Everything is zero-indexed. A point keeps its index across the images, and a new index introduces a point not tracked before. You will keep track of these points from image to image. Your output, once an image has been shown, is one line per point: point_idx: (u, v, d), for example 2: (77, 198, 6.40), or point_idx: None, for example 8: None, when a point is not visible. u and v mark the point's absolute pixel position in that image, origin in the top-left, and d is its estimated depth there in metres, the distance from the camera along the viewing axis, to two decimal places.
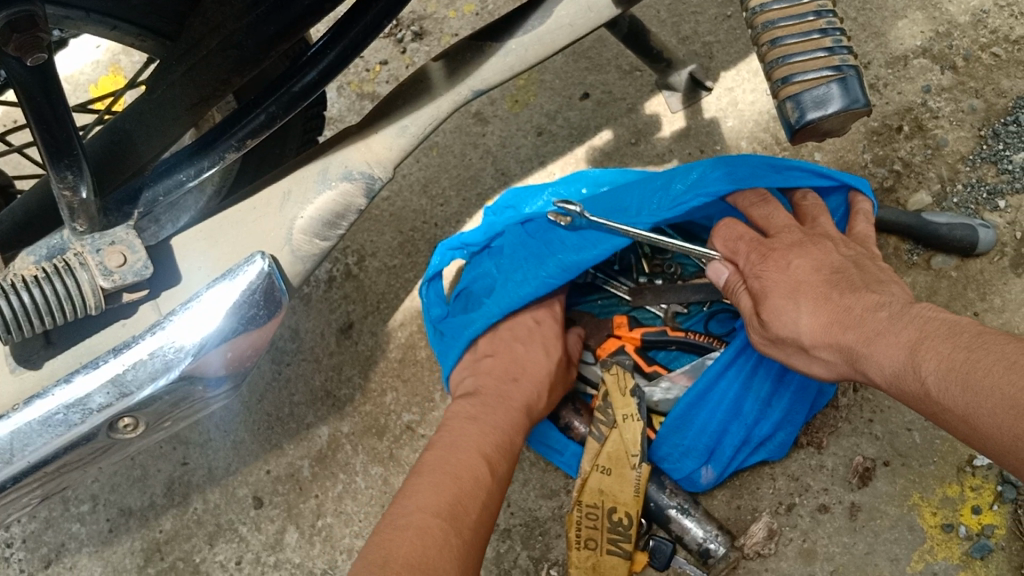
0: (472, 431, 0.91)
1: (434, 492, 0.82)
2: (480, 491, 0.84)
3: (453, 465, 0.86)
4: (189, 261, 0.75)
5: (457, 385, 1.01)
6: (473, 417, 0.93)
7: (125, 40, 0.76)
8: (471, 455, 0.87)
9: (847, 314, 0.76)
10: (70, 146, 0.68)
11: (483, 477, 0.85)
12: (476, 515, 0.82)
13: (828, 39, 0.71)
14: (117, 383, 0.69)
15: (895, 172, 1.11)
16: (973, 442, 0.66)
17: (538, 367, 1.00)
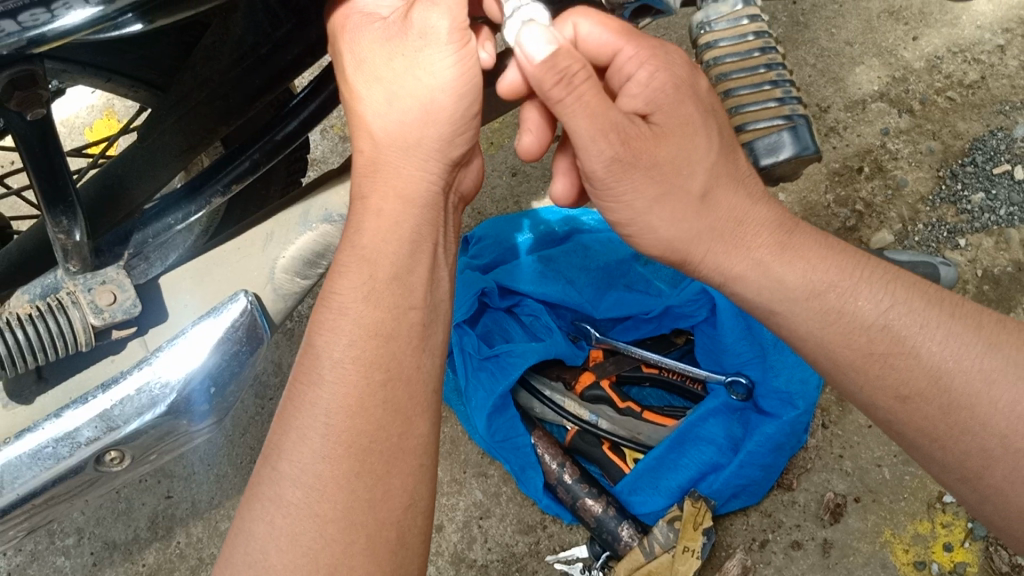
0: (377, 147, 0.70)
1: (360, 314, 0.66)
2: (421, 347, 0.67)
3: (394, 295, 0.67)
4: (177, 299, 0.80)
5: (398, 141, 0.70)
6: (390, 189, 0.70)
7: (120, 90, 0.84)
8: (393, 285, 0.67)
9: (720, 237, 0.69)
10: (65, 193, 0.67)
11: (426, 270, 0.69)
12: (418, 375, 0.66)
13: (778, 89, 0.74)
14: (105, 418, 0.75)
15: (857, 212, 1.21)
16: (914, 435, 0.64)
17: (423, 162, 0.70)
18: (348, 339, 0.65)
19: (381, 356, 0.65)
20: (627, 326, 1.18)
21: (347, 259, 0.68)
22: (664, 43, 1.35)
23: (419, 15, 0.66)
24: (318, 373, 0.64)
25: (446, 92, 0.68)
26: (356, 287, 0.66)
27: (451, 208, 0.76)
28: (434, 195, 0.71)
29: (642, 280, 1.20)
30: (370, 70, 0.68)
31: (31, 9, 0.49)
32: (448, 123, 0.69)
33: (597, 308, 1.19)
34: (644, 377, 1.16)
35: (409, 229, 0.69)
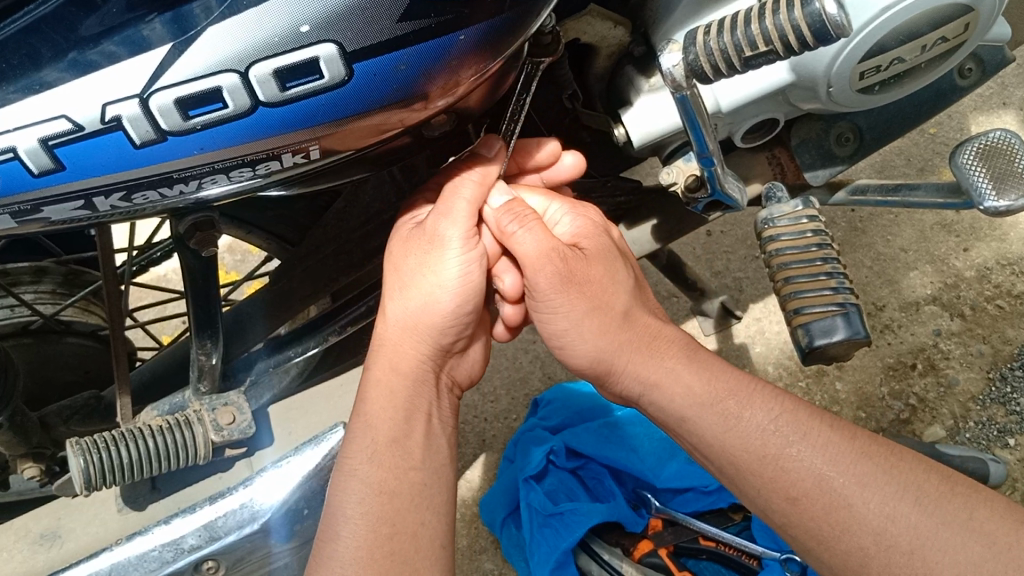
0: (386, 327, 0.81)
1: (365, 475, 0.77)
2: (425, 504, 0.77)
3: (394, 459, 0.78)
4: (281, 428, 0.92)
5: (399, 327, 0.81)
6: (387, 363, 0.81)
7: (254, 240, 0.97)
8: (392, 450, 0.78)
9: (638, 358, 0.75)
10: (212, 321, 0.79)
11: (421, 434, 0.80)
12: (423, 530, 0.75)
13: (833, 279, 0.83)
14: (208, 528, 0.84)
15: (910, 405, 1.28)
16: (804, 535, 0.68)
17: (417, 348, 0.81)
18: (358, 497, 0.76)
19: (387, 512, 0.75)
20: (687, 498, 1.24)
21: (355, 427, 0.80)
22: (731, 237, 1.45)
23: (435, 226, 0.78)
24: (335, 530, 0.76)
25: (447, 292, 0.79)
26: (362, 452, 0.78)
27: (444, 386, 0.85)
28: (424, 373, 0.82)
29: (703, 453, 1.26)
30: (393, 265, 0.79)
31: (239, 168, 0.59)
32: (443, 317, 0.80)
33: (659, 477, 1.25)
34: (701, 549, 1.19)
35: (402, 399, 0.80)
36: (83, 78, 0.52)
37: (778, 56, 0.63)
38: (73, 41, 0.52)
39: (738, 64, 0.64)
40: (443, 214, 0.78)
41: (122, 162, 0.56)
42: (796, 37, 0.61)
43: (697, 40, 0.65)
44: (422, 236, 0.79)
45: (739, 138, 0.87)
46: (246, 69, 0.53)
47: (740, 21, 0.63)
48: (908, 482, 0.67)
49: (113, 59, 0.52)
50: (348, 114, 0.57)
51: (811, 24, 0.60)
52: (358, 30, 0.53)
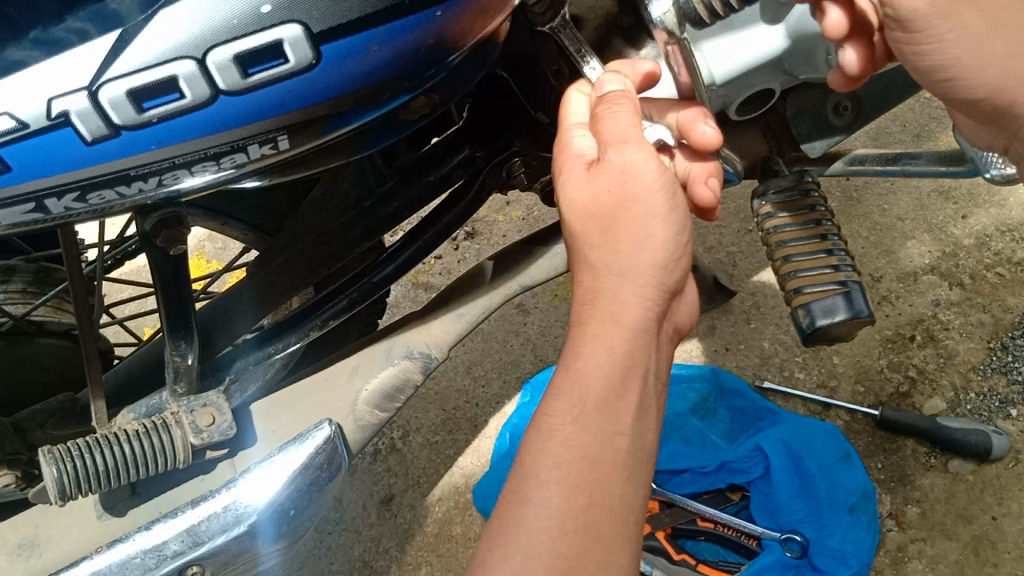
0: (596, 276, 0.67)
1: (567, 437, 0.62)
2: (629, 478, 0.62)
3: (604, 424, 0.62)
4: (262, 427, 0.86)
5: (603, 272, 0.66)
6: (606, 314, 0.65)
7: (232, 232, 0.93)
8: (602, 411, 0.62)
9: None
10: (186, 321, 0.76)
11: (637, 396, 0.64)
12: (624, 503, 0.61)
13: (834, 257, 0.79)
14: (191, 532, 0.80)
15: (910, 378, 1.26)
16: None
17: (631, 291, 0.65)
18: (556, 460, 0.61)
19: (585, 481, 0.60)
20: (684, 479, 1.20)
21: (560, 381, 0.64)
22: (723, 212, 1.42)
23: (617, 155, 0.66)
24: (522, 493, 0.61)
25: (657, 217, 0.66)
26: (567, 409, 0.62)
27: (665, 337, 0.70)
28: (650, 321, 0.65)
29: (699, 434, 1.24)
30: (582, 205, 0.67)
31: (201, 162, 0.55)
32: (661, 253, 0.65)
33: (653, 459, 1.22)
34: (700, 530, 1.16)
35: (625, 352, 0.64)
36: (46, 59, 0.47)
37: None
38: (36, 17, 0.47)
39: None
40: (627, 141, 0.66)
41: (73, 161, 0.52)
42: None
43: (697, 2, 0.62)
44: (607, 168, 0.67)
45: (733, 109, 0.83)
46: (204, 55, 0.48)
47: None
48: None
49: (85, 37, 0.47)
50: (317, 100, 0.53)
51: None
52: (325, 10, 0.49)
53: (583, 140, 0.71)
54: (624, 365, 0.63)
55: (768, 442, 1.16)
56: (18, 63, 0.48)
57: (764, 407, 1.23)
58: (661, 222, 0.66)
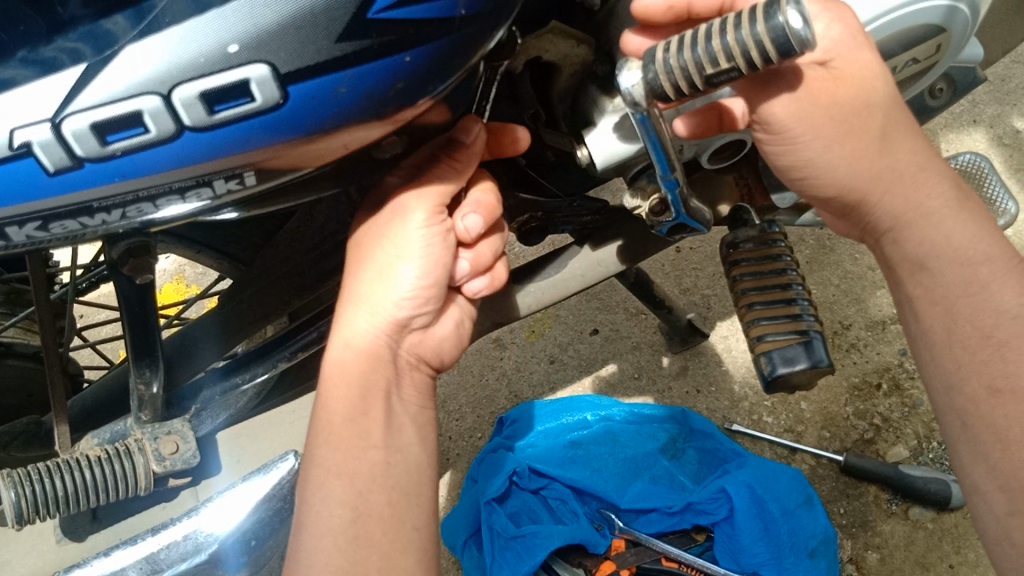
0: (340, 306, 0.74)
1: (323, 459, 0.71)
2: (399, 495, 0.71)
3: (354, 439, 0.71)
4: (227, 456, 0.87)
5: (353, 304, 0.73)
6: (339, 340, 0.73)
7: (208, 261, 0.93)
8: (347, 427, 0.71)
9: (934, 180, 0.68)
10: (151, 348, 0.76)
11: (382, 413, 0.73)
12: (396, 520, 0.70)
13: (797, 305, 0.81)
14: (150, 560, 0.79)
15: (875, 425, 1.27)
16: (980, 427, 0.65)
17: (352, 322, 0.73)
18: (320, 484, 0.70)
19: (349, 495, 0.69)
20: (650, 518, 1.20)
21: (315, 413, 0.73)
22: (699, 254, 1.44)
23: (397, 197, 0.71)
24: (300, 517, 0.70)
25: (400, 255, 0.71)
26: (319, 436, 0.72)
27: (407, 366, 0.76)
28: (378, 348, 0.73)
29: (667, 474, 1.24)
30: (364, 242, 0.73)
31: (166, 196, 0.57)
32: (384, 284, 0.72)
33: (622, 498, 1.22)
34: (665, 570, 1.15)
35: (359, 376, 0.72)
36: (35, 80, 0.49)
37: (741, 73, 0.61)
38: (25, 39, 0.50)
39: (699, 83, 0.62)
40: (412, 186, 0.71)
41: (37, 190, 0.53)
42: (760, 54, 0.58)
43: (657, 57, 0.62)
44: (385, 208, 0.72)
45: (706, 158, 0.84)
46: (169, 91, 0.50)
47: (700, 37, 0.61)
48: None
49: (77, 55, 0.50)
50: (285, 138, 0.54)
51: (775, 39, 0.58)
52: (292, 51, 0.50)
53: None
54: (348, 384, 0.72)
55: (731, 485, 1.17)
56: (5, 82, 0.50)
57: (733, 449, 1.23)
58: (407, 259, 0.71)
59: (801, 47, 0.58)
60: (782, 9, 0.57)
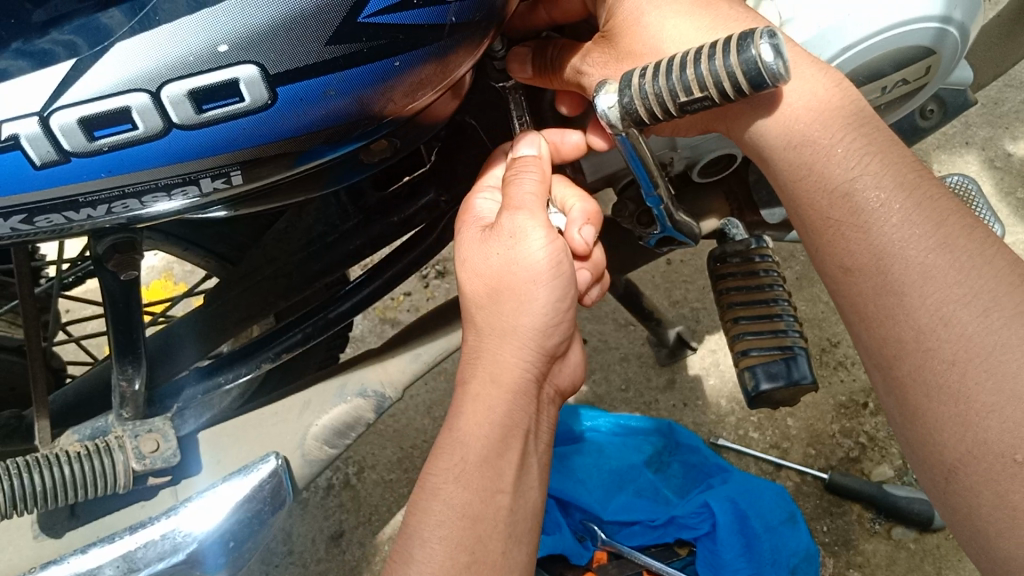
0: (480, 338, 0.73)
1: (448, 496, 0.68)
2: (512, 538, 0.68)
3: (484, 480, 0.68)
4: (208, 457, 0.85)
5: (487, 334, 0.73)
6: (486, 374, 0.72)
7: (194, 258, 0.93)
8: (483, 469, 0.68)
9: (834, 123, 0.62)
10: (134, 347, 0.77)
11: (517, 453, 0.70)
12: (505, 560, 0.67)
13: (782, 321, 0.81)
14: (127, 559, 0.78)
15: (860, 443, 1.27)
16: (848, 307, 0.62)
17: (503, 356, 0.72)
18: (438, 520, 0.67)
19: (467, 539, 0.66)
20: (633, 531, 1.20)
21: (442, 441, 0.71)
22: (690, 267, 1.44)
23: (505, 220, 0.71)
24: (408, 552, 0.67)
25: (539, 284, 0.71)
26: (448, 469, 0.69)
27: (545, 398, 0.76)
28: (527, 382, 0.72)
29: (652, 488, 1.24)
30: (477, 268, 0.73)
31: (153, 193, 0.56)
32: (539, 316, 0.72)
33: (605, 509, 1.21)
34: None
35: (503, 413, 0.70)
36: (29, 72, 0.48)
37: (715, 103, 0.59)
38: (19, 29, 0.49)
39: (674, 110, 0.60)
40: (517, 207, 0.71)
41: (22, 183, 0.52)
42: (732, 85, 0.57)
43: (632, 83, 0.61)
44: (499, 232, 0.72)
45: (695, 170, 0.84)
46: (158, 89, 0.49)
47: (675, 66, 0.59)
48: (1006, 269, 0.58)
49: (72, 49, 0.48)
50: (272, 138, 0.54)
51: (746, 70, 0.56)
52: (282, 52, 0.50)
53: (487, 203, 0.76)
54: (513, 419, 0.71)
55: (714, 499, 1.17)
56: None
57: (717, 464, 1.23)
58: (544, 287, 0.71)
59: (773, 81, 0.56)
60: (754, 41, 0.56)
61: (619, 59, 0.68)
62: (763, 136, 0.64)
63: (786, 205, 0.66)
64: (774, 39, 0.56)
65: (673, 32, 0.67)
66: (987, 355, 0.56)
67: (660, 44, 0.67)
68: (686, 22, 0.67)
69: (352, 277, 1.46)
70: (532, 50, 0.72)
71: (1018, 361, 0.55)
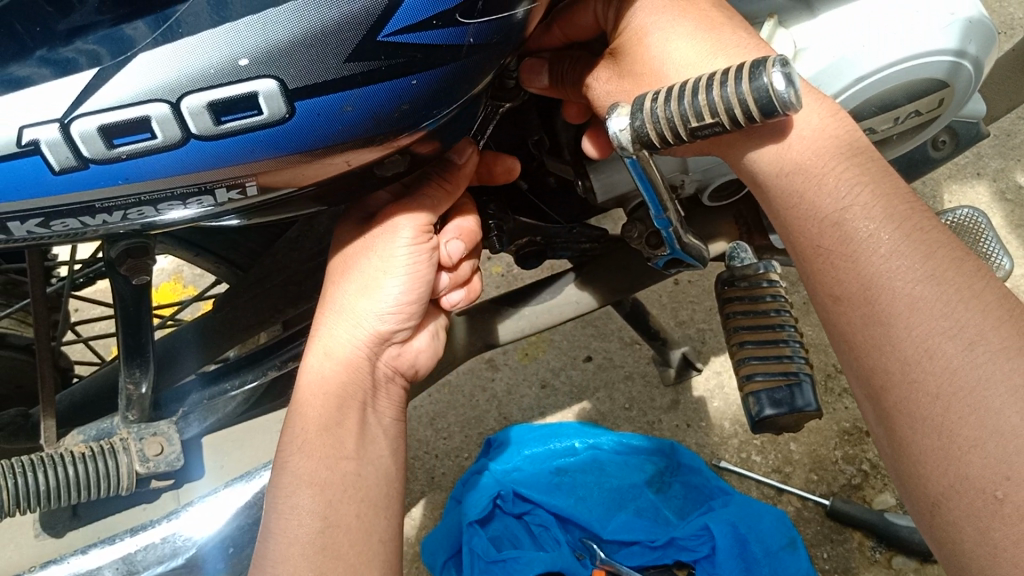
0: (328, 314, 0.75)
1: (298, 468, 0.70)
2: (370, 509, 0.71)
3: (326, 448, 0.71)
4: (212, 460, 0.87)
5: (336, 310, 0.75)
6: (324, 350, 0.74)
7: (205, 264, 0.94)
8: (323, 438, 0.71)
9: (832, 160, 0.61)
10: (143, 349, 0.76)
11: (355, 424, 0.73)
12: (360, 527, 0.69)
13: (788, 347, 0.81)
14: (127, 561, 0.78)
15: (863, 471, 1.27)
16: (836, 337, 0.60)
17: (347, 334, 0.74)
18: (291, 492, 0.69)
19: (324, 506, 0.69)
20: (632, 551, 1.19)
21: (293, 415, 0.73)
22: (698, 288, 1.44)
23: (383, 213, 0.72)
24: (269, 526, 0.70)
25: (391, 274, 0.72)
26: (299, 443, 0.71)
27: (390, 384, 0.78)
28: (360, 363, 0.74)
29: (652, 507, 1.23)
30: (346, 251, 0.75)
31: (168, 201, 0.57)
32: (383, 303, 0.73)
33: (604, 528, 1.21)
34: None
35: (338, 390, 0.72)
36: (52, 79, 0.49)
37: (725, 128, 0.59)
38: (43, 36, 0.50)
39: (683, 134, 0.60)
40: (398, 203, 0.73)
41: (40, 187, 0.53)
42: (742, 113, 0.57)
43: (644, 106, 0.61)
44: (373, 223, 0.73)
45: (705, 194, 0.84)
46: (177, 100, 0.50)
47: (688, 90, 0.59)
48: (995, 304, 0.55)
49: (93, 58, 0.49)
50: (288, 152, 0.55)
51: (758, 99, 0.56)
52: (302, 69, 0.50)
53: None
54: (346, 396, 0.72)
55: (714, 523, 1.17)
56: (23, 80, 0.49)
57: (716, 487, 1.23)
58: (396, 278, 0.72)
59: (784, 110, 0.57)
60: (767, 70, 0.56)
61: (621, 78, 0.68)
62: (756, 165, 0.63)
63: (780, 232, 0.64)
64: (786, 67, 0.57)
65: (676, 54, 0.65)
66: (970, 392, 0.53)
67: (663, 65, 0.65)
68: (689, 43, 0.65)
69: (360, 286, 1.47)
70: (549, 61, 0.73)
71: (1001, 397, 0.52)
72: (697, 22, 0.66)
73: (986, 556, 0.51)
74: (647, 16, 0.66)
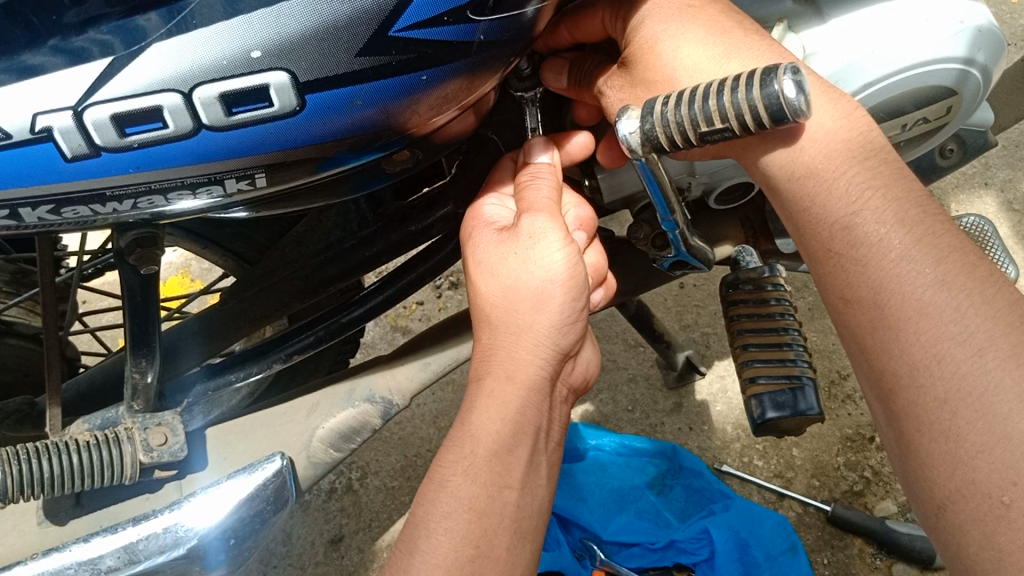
0: (494, 335, 0.72)
1: (457, 488, 0.67)
2: (521, 536, 0.68)
3: (494, 474, 0.67)
4: (215, 453, 0.86)
5: (500, 331, 0.72)
6: (502, 370, 0.71)
7: (213, 257, 0.94)
8: (492, 462, 0.67)
9: (845, 162, 0.61)
10: (149, 339, 0.77)
11: (525, 454, 0.69)
12: (510, 557, 0.67)
13: (791, 350, 0.81)
14: (129, 550, 0.79)
15: (864, 478, 1.27)
16: (848, 337, 0.60)
17: (521, 352, 0.71)
18: (446, 511, 0.67)
19: (474, 532, 0.66)
20: (632, 553, 1.19)
21: (455, 434, 0.70)
22: (703, 292, 1.44)
23: (526, 222, 0.72)
24: (414, 542, 0.67)
25: (555, 283, 0.71)
26: (458, 461, 0.68)
27: (558, 397, 0.76)
28: (542, 380, 0.71)
29: (653, 510, 1.24)
30: (489, 267, 0.73)
31: (177, 191, 0.57)
32: (555, 313, 0.71)
33: (605, 529, 1.22)
34: None
35: (516, 409, 0.69)
36: (66, 68, 0.49)
37: (734, 135, 0.59)
38: (55, 26, 0.50)
39: (693, 138, 0.60)
40: (534, 211, 0.72)
41: (52, 175, 0.53)
42: (753, 119, 0.58)
43: (655, 110, 0.61)
44: (517, 234, 0.72)
45: (713, 198, 0.85)
46: (190, 90, 0.50)
47: (700, 94, 0.59)
48: (1005, 310, 0.56)
49: (107, 48, 0.50)
50: (298, 144, 0.55)
51: (768, 107, 0.57)
52: (313, 61, 0.51)
53: (496, 208, 0.76)
54: (528, 416, 0.70)
55: (715, 527, 1.17)
56: (36, 67, 0.50)
57: (719, 491, 1.23)
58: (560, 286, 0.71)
59: (793, 115, 0.57)
60: (777, 77, 0.57)
61: (633, 86, 0.68)
62: (768, 169, 0.63)
63: (794, 237, 0.64)
64: (797, 75, 0.57)
65: (687, 60, 0.66)
66: (979, 396, 0.54)
67: (673, 71, 0.66)
68: (701, 49, 0.66)
69: (366, 283, 1.47)
70: (570, 61, 0.73)
71: (1010, 403, 0.53)
72: (707, 28, 0.67)
73: (990, 559, 0.52)
74: (656, 25, 0.67)
